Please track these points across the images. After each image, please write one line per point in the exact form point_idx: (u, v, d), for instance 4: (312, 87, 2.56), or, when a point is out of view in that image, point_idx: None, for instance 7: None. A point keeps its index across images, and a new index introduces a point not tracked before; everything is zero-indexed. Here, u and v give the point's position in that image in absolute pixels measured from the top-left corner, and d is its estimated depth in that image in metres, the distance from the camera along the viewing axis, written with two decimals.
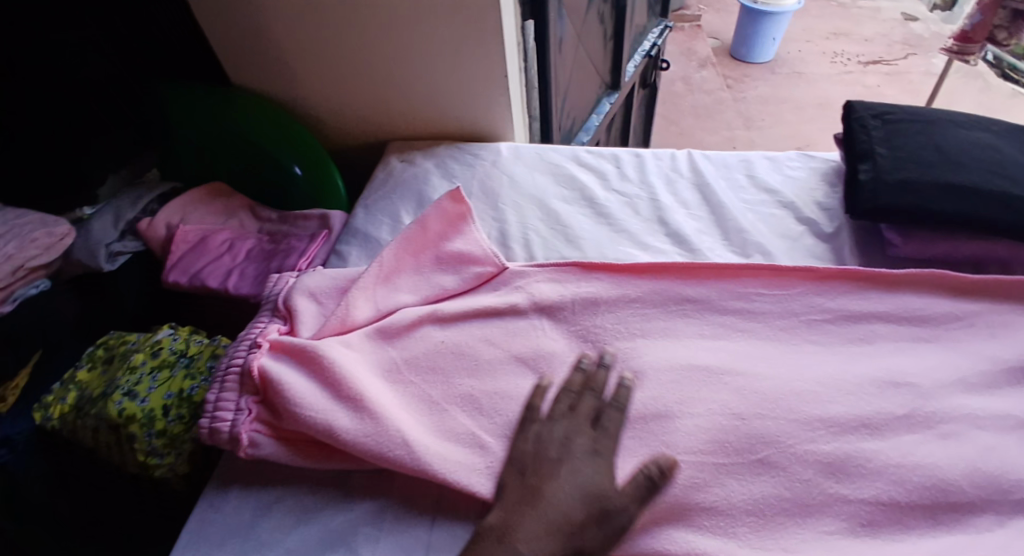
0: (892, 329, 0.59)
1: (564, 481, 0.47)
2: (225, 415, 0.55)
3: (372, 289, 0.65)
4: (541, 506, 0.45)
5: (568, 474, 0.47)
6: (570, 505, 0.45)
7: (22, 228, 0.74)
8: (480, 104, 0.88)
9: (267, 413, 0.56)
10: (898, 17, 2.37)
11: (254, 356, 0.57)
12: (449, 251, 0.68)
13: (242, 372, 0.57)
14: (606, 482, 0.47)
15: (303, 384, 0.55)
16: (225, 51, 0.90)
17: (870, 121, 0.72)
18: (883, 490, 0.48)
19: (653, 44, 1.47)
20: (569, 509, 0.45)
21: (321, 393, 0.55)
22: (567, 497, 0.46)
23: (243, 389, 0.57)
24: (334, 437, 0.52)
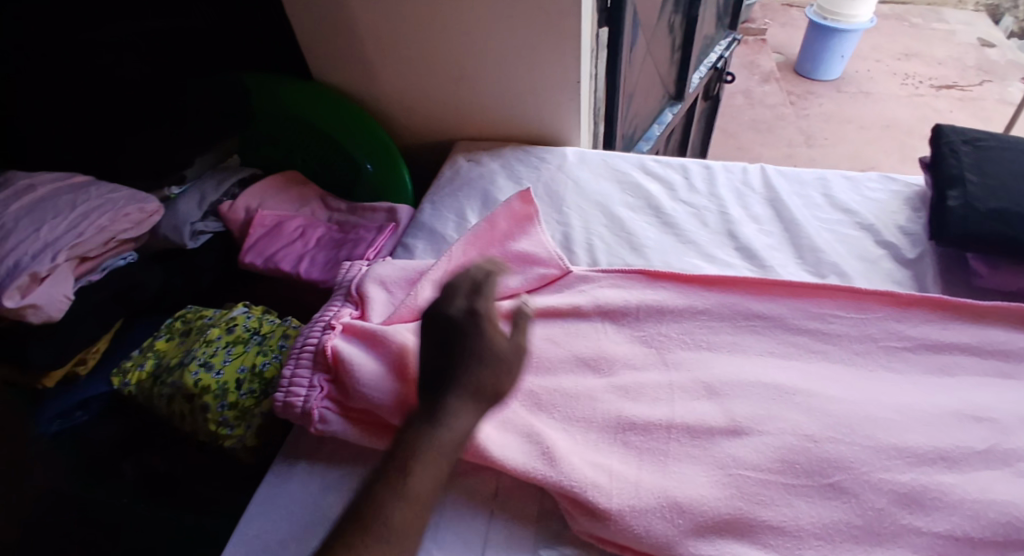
0: (977, 362, 0.58)
1: (473, 362, 0.46)
2: (299, 390, 0.57)
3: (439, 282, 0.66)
4: (456, 393, 0.45)
5: (475, 345, 0.46)
6: (480, 378, 0.45)
7: (115, 201, 0.76)
8: (548, 108, 0.89)
9: (338, 392, 0.57)
10: (974, 41, 2.27)
11: (328, 336, 0.59)
12: (515, 250, 0.69)
13: (316, 350, 0.59)
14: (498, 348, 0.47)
15: (371, 365, 0.57)
16: (309, 46, 0.94)
17: (960, 145, 0.70)
18: (959, 525, 0.46)
19: (720, 56, 1.45)
20: (481, 385, 0.45)
21: (387, 375, 0.56)
22: (476, 373, 0.45)
23: (316, 367, 0.59)
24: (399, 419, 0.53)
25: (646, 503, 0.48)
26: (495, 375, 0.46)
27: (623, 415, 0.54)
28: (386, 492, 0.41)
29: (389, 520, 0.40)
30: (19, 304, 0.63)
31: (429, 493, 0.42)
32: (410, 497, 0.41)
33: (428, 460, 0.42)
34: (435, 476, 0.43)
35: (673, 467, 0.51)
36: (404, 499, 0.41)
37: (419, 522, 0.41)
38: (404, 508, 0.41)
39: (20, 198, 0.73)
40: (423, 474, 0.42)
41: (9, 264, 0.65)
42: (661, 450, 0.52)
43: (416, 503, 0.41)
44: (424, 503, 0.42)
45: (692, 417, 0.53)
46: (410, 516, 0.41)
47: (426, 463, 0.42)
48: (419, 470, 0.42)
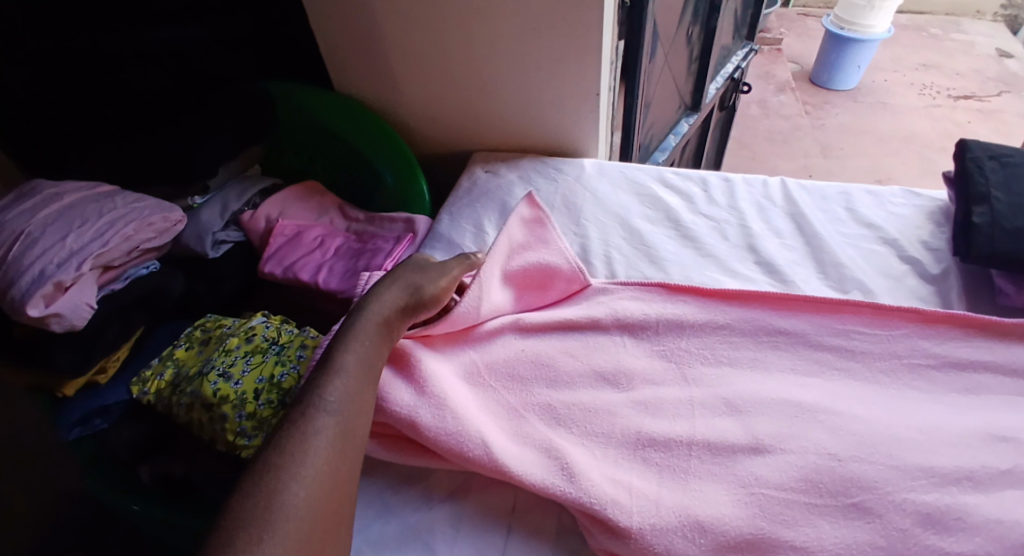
0: (999, 380, 0.57)
1: (405, 268, 0.62)
2: None
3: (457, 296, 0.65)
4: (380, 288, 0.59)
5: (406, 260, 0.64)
6: (402, 277, 0.60)
7: (140, 211, 0.77)
8: (569, 120, 0.89)
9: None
10: (994, 52, 2.25)
11: None
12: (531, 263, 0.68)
13: None
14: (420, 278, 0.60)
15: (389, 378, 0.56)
16: (331, 57, 0.95)
17: (986, 161, 0.69)
18: (982, 546, 0.44)
19: (738, 67, 1.45)
20: (402, 283, 0.60)
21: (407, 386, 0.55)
22: (400, 277, 0.61)
23: None
24: (417, 432, 0.53)
25: (663, 521, 0.47)
26: (421, 277, 0.61)
27: (642, 431, 0.54)
28: (325, 372, 0.50)
29: (332, 390, 0.48)
30: (42, 314, 0.65)
31: (360, 365, 0.51)
32: (347, 369, 0.50)
33: (359, 336, 0.53)
34: (364, 355, 0.52)
35: (693, 484, 0.50)
36: (340, 372, 0.50)
37: (361, 394, 0.50)
38: (342, 374, 0.49)
39: (46, 207, 0.74)
40: (354, 352, 0.51)
41: (36, 271, 0.66)
42: (680, 467, 0.51)
43: (350, 374, 0.50)
44: (360, 374, 0.51)
45: (711, 433, 0.53)
46: (350, 383, 0.49)
47: (355, 343, 0.52)
48: (350, 348, 0.52)
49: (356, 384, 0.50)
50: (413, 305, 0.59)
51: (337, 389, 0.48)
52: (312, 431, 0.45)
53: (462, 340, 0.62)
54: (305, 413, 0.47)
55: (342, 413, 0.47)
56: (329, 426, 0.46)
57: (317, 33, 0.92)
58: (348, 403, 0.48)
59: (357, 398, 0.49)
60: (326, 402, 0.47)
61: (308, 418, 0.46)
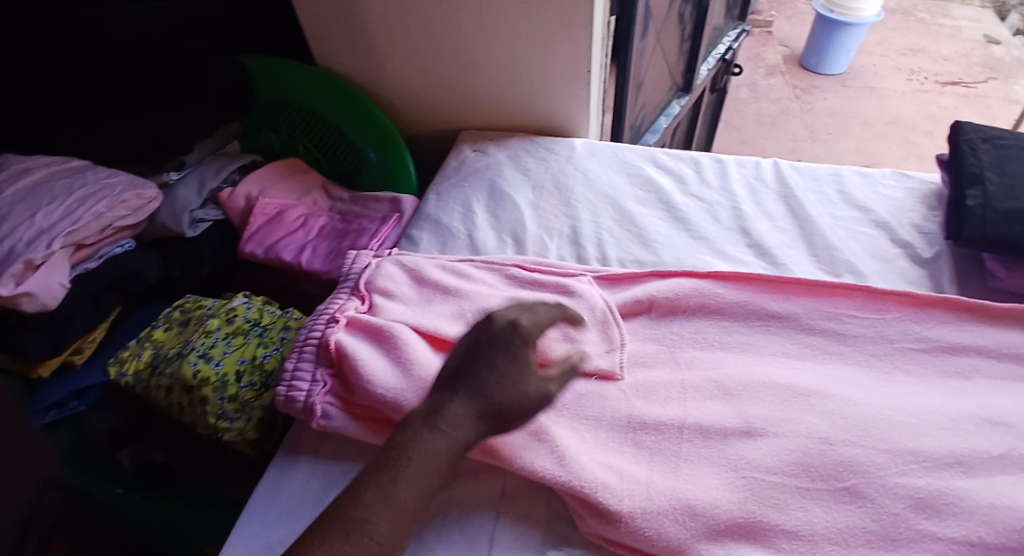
0: (990, 364, 0.56)
1: (505, 376, 0.48)
2: (301, 385, 0.56)
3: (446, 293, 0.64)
4: (465, 415, 0.46)
5: (502, 356, 0.48)
6: (490, 398, 0.47)
7: (113, 187, 0.74)
8: (559, 97, 0.87)
9: (340, 386, 0.56)
10: (979, 38, 2.25)
11: (333, 331, 0.58)
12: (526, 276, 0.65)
13: (320, 345, 0.58)
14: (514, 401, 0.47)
15: (378, 363, 0.55)
16: (314, 30, 0.91)
17: (980, 144, 0.69)
18: (973, 530, 0.44)
19: (730, 48, 1.43)
20: (490, 399, 0.47)
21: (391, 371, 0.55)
22: (489, 395, 0.47)
23: (319, 360, 0.57)
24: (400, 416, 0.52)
25: (656, 505, 0.47)
26: (514, 400, 0.47)
27: (633, 414, 0.53)
28: (375, 496, 0.44)
29: (375, 524, 0.43)
30: (13, 293, 0.61)
31: (412, 499, 0.44)
32: (399, 502, 0.44)
33: (422, 469, 0.45)
34: (421, 486, 0.45)
35: (685, 469, 0.49)
36: (389, 505, 0.43)
37: (401, 533, 0.44)
38: (390, 506, 0.43)
39: (13, 183, 0.71)
40: (410, 484, 0.44)
41: (3, 250, 0.63)
42: (672, 451, 0.51)
43: (402, 510, 0.44)
44: (412, 510, 0.44)
45: (703, 416, 0.52)
46: (397, 521, 0.43)
47: (415, 472, 0.45)
48: (406, 479, 0.44)
49: (406, 520, 0.44)
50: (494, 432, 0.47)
51: (382, 525, 0.43)
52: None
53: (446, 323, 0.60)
54: (339, 538, 0.42)
55: (377, 550, 0.43)
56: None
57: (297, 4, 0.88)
58: (385, 543, 0.43)
59: (400, 534, 0.44)
60: (366, 536, 0.43)
61: (338, 551, 0.42)
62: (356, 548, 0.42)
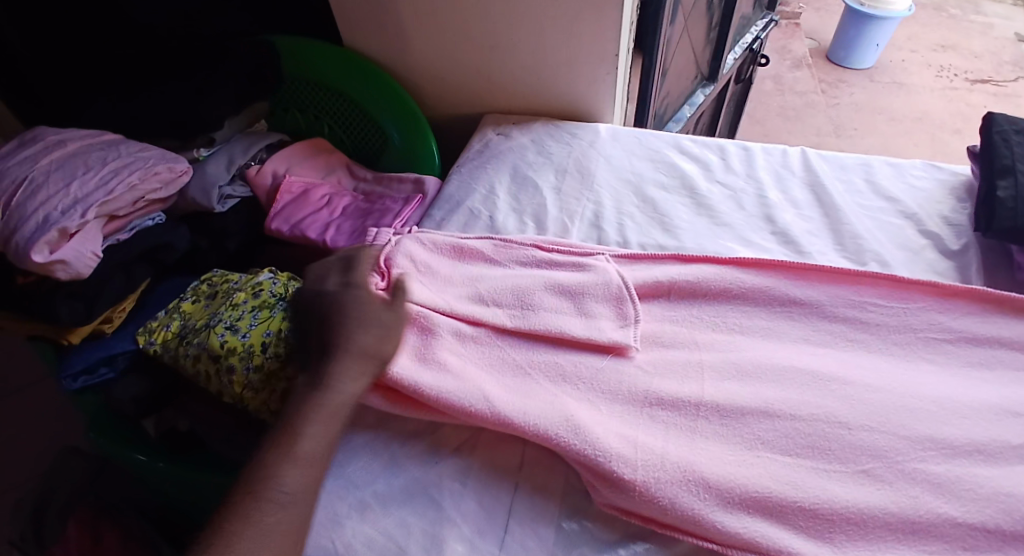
0: (1016, 356, 0.56)
1: (355, 322, 0.55)
2: None
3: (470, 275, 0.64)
4: (339, 379, 0.52)
5: (361, 322, 0.55)
6: (362, 357, 0.53)
7: (145, 160, 0.76)
8: (583, 81, 0.87)
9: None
10: (1012, 36, 2.20)
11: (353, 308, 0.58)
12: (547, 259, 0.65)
13: None
14: (364, 339, 0.54)
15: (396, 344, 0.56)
16: (342, 11, 0.92)
17: (1013, 136, 0.68)
18: (992, 517, 0.45)
19: (757, 38, 1.42)
20: (365, 355, 0.53)
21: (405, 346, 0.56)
22: (359, 353, 0.53)
23: None
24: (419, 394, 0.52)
25: (670, 476, 0.47)
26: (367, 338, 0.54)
27: (651, 391, 0.54)
28: (281, 455, 0.48)
29: (287, 481, 0.47)
30: (48, 259, 0.63)
31: (318, 454, 0.49)
32: (305, 458, 0.48)
33: (319, 425, 0.50)
34: (323, 439, 0.49)
35: (701, 443, 0.50)
36: (296, 460, 0.47)
37: (315, 485, 0.48)
38: (299, 461, 0.48)
39: (48, 153, 0.72)
40: (312, 439, 0.49)
41: (39, 218, 0.65)
42: (689, 427, 0.51)
43: (309, 463, 0.48)
44: (319, 462, 0.49)
45: (722, 397, 0.53)
46: (308, 472, 0.47)
47: (314, 426, 0.49)
48: (311, 436, 0.49)
49: (315, 471, 0.48)
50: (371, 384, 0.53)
51: (291, 477, 0.47)
52: (261, 528, 0.44)
53: (463, 302, 0.60)
54: (252, 499, 0.45)
55: (296, 503, 0.46)
56: (281, 521, 0.45)
57: None
58: (302, 496, 0.47)
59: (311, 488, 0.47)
60: (277, 489, 0.46)
61: (249, 509, 0.45)
62: (269, 502, 0.45)
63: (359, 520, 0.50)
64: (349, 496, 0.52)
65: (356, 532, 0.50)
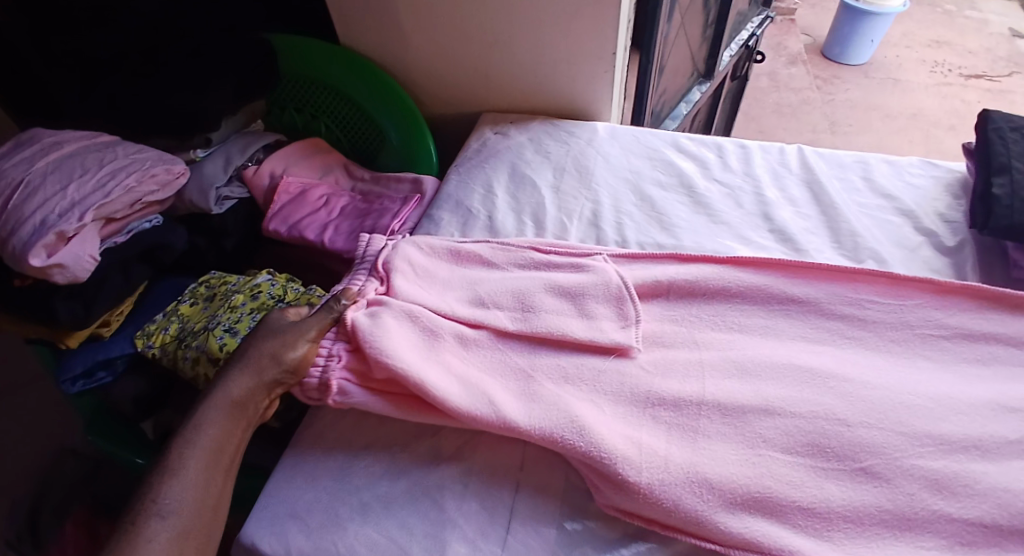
0: (1010, 353, 0.57)
1: (259, 336, 0.57)
2: (317, 360, 0.56)
3: (465, 280, 0.64)
4: (230, 386, 0.54)
5: (259, 331, 0.58)
6: (253, 360, 0.55)
7: (143, 162, 0.75)
8: (582, 80, 0.87)
9: (355, 361, 0.55)
10: (1005, 32, 2.21)
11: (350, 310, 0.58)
12: (541, 259, 0.66)
13: (339, 322, 0.58)
14: (267, 348, 0.55)
15: (393, 338, 0.55)
16: (340, 9, 0.92)
17: (1008, 133, 0.68)
18: (988, 512, 0.46)
19: (753, 34, 1.42)
20: (256, 358, 0.55)
21: (409, 344, 0.55)
22: (252, 359, 0.55)
23: (338, 336, 0.58)
24: (420, 389, 0.52)
25: (673, 476, 0.47)
26: (268, 345, 0.56)
27: (651, 390, 0.54)
28: (165, 469, 0.48)
29: (170, 489, 0.47)
30: (46, 263, 0.63)
31: (205, 460, 0.49)
32: (191, 466, 0.48)
33: (206, 430, 0.51)
34: (211, 445, 0.50)
35: (703, 442, 0.50)
36: (179, 469, 0.48)
37: (205, 490, 0.48)
38: (184, 471, 0.48)
39: (44, 155, 0.72)
40: (197, 446, 0.50)
41: (36, 221, 0.65)
42: (690, 425, 0.52)
43: (194, 469, 0.48)
44: (208, 468, 0.49)
45: (721, 394, 0.53)
46: (193, 479, 0.48)
47: (201, 432, 0.50)
48: (200, 443, 0.50)
49: (202, 478, 0.48)
50: (268, 387, 0.55)
51: (174, 486, 0.47)
52: (143, 541, 0.44)
53: (463, 306, 0.60)
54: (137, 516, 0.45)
55: (182, 512, 0.46)
56: (166, 531, 0.45)
57: None
58: (189, 504, 0.47)
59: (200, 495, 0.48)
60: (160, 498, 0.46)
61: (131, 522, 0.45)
62: (151, 512, 0.45)
63: (360, 522, 0.51)
64: (351, 497, 0.52)
65: (359, 534, 0.50)
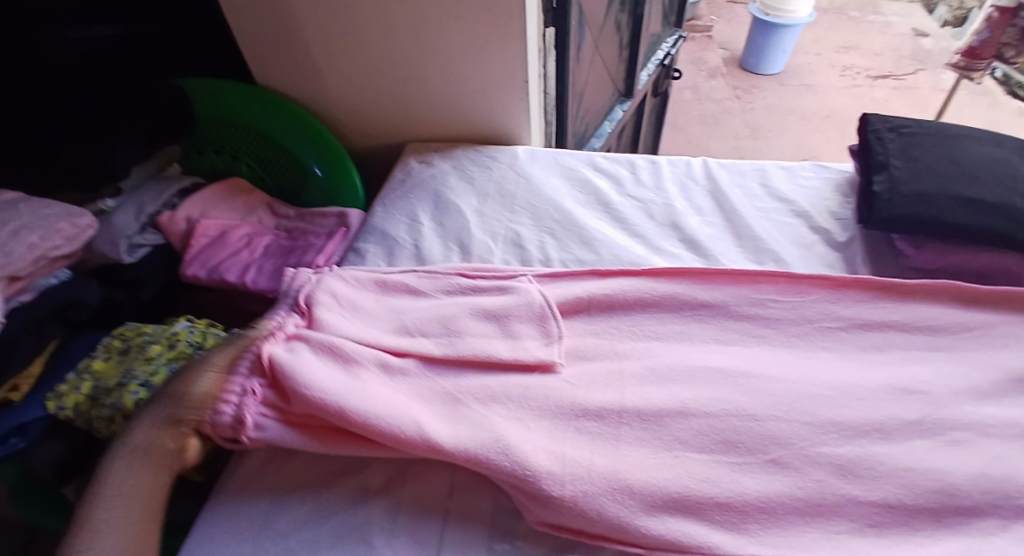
0: (903, 337, 0.61)
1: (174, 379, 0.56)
2: (231, 398, 0.54)
3: (391, 311, 0.64)
4: (141, 437, 0.53)
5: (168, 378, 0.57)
6: (164, 406, 0.54)
7: (47, 218, 0.73)
8: (498, 108, 0.90)
9: (277, 397, 0.54)
10: (909, 33, 2.38)
11: (268, 344, 0.56)
12: (466, 285, 0.66)
13: (255, 356, 0.56)
14: (178, 389, 0.55)
15: (316, 369, 0.54)
16: (253, 50, 0.91)
17: (886, 133, 0.74)
18: (892, 492, 0.49)
19: (668, 53, 1.49)
20: (165, 404, 0.54)
21: (331, 373, 0.54)
22: (164, 401, 0.54)
23: (253, 371, 0.55)
24: (344, 418, 0.51)
25: (596, 486, 0.48)
26: (178, 386, 0.55)
27: (576, 403, 0.55)
28: (77, 527, 0.48)
29: (79, 546, 0.46)
30: None
31: (119, 513, 0.48)
32: (102, 520, 0.48)
33: (119, 482, 0.50)
34: (126, 498, 0.50)
35: (624, 449, 0.52)
36: (90, 525, 0.47)
37: (117, 543, 0.47)
38: (94, 526, 0.47)
39: None
40: (110, 501, 0.49)
41: None
42: (612, 434, 0.53)
43: (106, 523, 0.48)
44: (122, 521, 0.48)
45: (641, 401, 0.54)
46: (106, 532, 0.47)
47: (114, 483, 0.50)
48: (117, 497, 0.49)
49: (115, 532, 0.47)
50: (179, 430, 0.53)
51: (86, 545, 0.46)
52: None
53: (388, 336, 0.60)
54: None
55: None
56: None
57: (232, 23, 0.88)
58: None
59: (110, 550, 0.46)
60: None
61: None
62: None
63: None
64: (278, 545, 0.51)
65: None
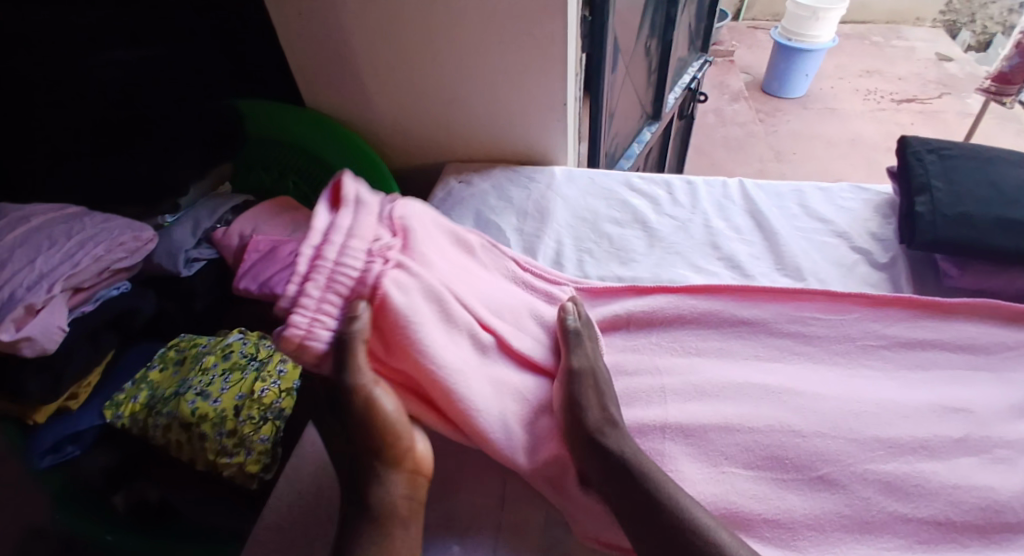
0: (946, 356, 0.61)
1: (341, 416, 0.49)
2: (329, 320, 0.50)
3: (468, 275, 0.62)
4: (365, 502, 0.47)
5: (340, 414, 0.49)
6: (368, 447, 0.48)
7: (110, 231, 0.76)
8: (536, 129, 0.92)
9: (377, 340, 0.52)
10: (932, 58, 2.39)
11: (376, 268, 0.52)
12: (528, 285, 0.68)
13: (358, 277, 0.52)
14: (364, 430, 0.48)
15: (428, 323, 0.53)
16: (304, 74, 0.96)
17: (926, 155, 0.75)
18: (941, 511, 0.49)
19: (693, 78, 1.52)
20: (368, 448, 0.48)
21: (438, 333, 0.53)
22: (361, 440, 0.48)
23: (353, 296, 0.52)
24: (453, 394, 0.51)
25: None
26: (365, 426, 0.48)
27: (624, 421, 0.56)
28: None
29: None
30: (14, 337, 0.63)
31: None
32: None
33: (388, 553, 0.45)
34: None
35: (674, 466, 0.52)
36: None
37: None
38: None
39: (11, 230, 0.72)
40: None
41: (5, 296, 0.65)
42: (660, 450, 0.54)
43: None
44: None
45: (684, 415, 0.55)
46: None
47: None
48: None
49: None
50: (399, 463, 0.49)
51: None
52: None
53: (473, 298, 0.59)
54: None
55: None
56: None
57: (285, 48, 0.93)
58: None
59: None
60: None
61: None
62: None
63: None
64: None
65: None
